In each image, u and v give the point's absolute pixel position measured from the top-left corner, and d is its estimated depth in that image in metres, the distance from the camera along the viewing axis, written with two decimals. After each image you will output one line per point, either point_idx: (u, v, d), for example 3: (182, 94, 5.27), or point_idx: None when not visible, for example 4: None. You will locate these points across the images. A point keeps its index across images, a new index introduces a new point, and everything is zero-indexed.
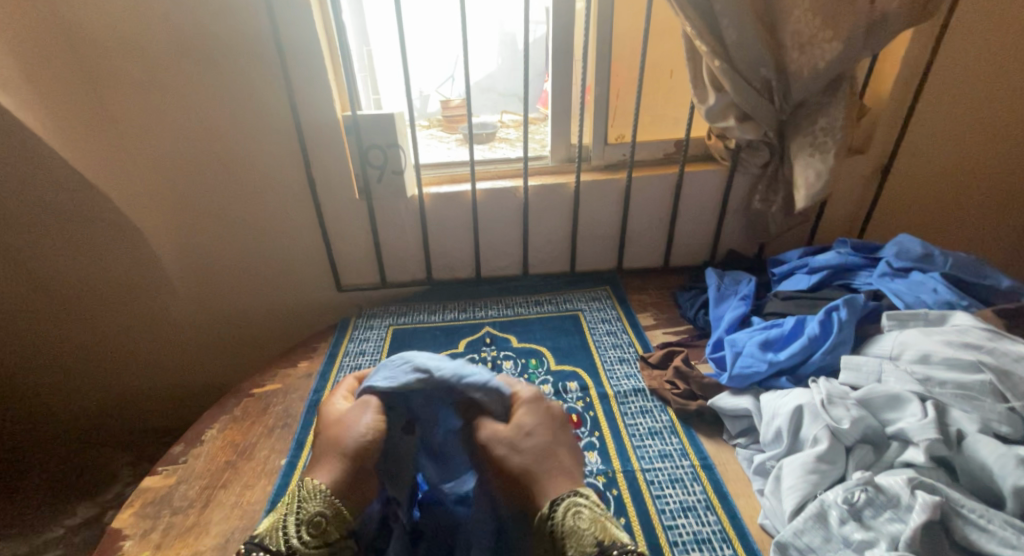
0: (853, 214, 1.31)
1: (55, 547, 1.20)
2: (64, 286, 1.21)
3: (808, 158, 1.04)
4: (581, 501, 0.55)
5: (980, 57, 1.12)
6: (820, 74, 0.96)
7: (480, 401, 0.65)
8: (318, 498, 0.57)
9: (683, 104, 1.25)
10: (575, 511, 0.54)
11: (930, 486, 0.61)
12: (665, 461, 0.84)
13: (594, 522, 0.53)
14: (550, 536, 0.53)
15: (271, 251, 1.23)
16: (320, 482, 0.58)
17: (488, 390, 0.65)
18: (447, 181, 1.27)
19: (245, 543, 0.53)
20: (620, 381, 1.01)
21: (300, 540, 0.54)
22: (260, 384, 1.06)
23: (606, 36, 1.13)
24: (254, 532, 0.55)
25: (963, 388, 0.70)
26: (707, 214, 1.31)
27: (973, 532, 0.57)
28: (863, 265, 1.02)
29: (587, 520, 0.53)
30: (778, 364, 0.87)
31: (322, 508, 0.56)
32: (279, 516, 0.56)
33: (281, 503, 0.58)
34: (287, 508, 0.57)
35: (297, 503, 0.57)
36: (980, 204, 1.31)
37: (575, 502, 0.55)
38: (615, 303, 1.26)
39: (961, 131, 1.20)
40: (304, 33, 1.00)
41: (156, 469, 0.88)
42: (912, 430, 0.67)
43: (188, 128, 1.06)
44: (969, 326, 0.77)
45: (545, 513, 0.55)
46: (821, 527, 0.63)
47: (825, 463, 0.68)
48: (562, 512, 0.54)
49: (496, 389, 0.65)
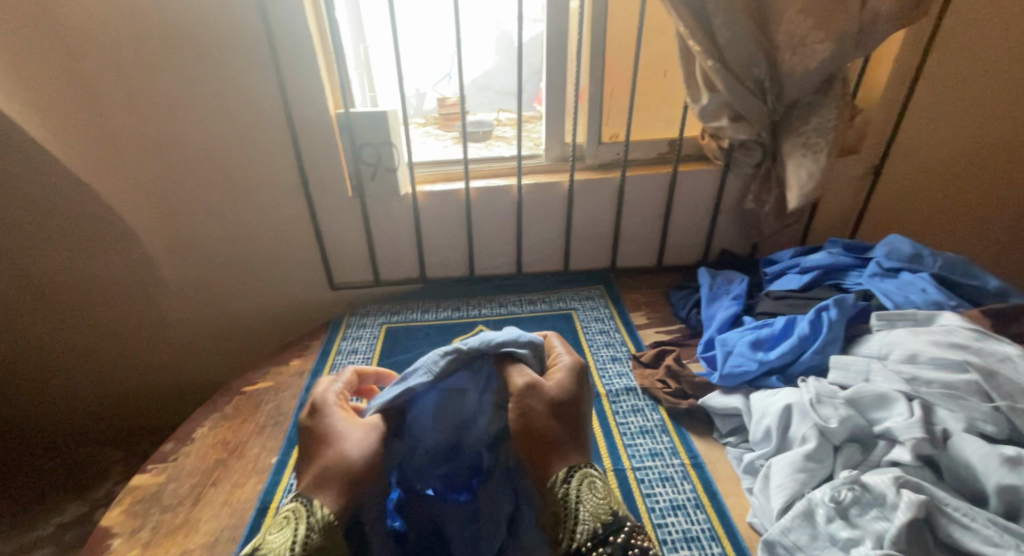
0: (846, 214, 1.32)
1: (44, 545, 1.20)
2: (54, 282, 1.20)
3: (800, 158, 1.04)
4: (594, 473, 0.59)
5: (971, 59, 1.12)
6: (813, 74, 0.97)
7: (520, 353, 0.66)
8: (324, 530, 0.52)
9: (677, 104, 1.26)
10: (589, 482, 0.57)
11: (915, 485, 0.62)
12: (655, 459, 0.84)
13: (607, 494, 0.57)
14: (562, 498, 0.56)
15: (264, 249, 1.22)
16: (326, 511, 0.54)
17: (524, 343, 0.67)
18: (441, 179, 1.27)
19: None
20: (612, 380, 1.01)
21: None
22: (252, 382, 1.05)
23: (601, 35, 1.13)
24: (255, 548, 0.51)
25: (950, 388, 0.71)
26: (701, 213, 1.31)
27: (957, 531, 0.58)
28: (854, 265, 1.03)
29: (600, 492, 0.57)
30: (769, 363, 0.87)
31: (325, 542, 0.52)
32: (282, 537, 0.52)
33: (286, 519, 0.53)
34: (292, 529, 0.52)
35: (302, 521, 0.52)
36: (971, 205, 1.32)
37: (587, 474, 0.58)
38: (608, 302, 1.26)
39: (953, 132, 1.21)
40: (296, 30, 1.00)
41: (145, 467, 0.87)
42: (898, 429, 0.67)
43: (179, 125, 1.05)
44: (956, 326, 0.78)
45: (560, 477, 0.57)
46: (808, 525, 0.63)
47: (813, 462, 0.69)
48: (577, 482, 0.57)
49: (530, 342, 0.68)
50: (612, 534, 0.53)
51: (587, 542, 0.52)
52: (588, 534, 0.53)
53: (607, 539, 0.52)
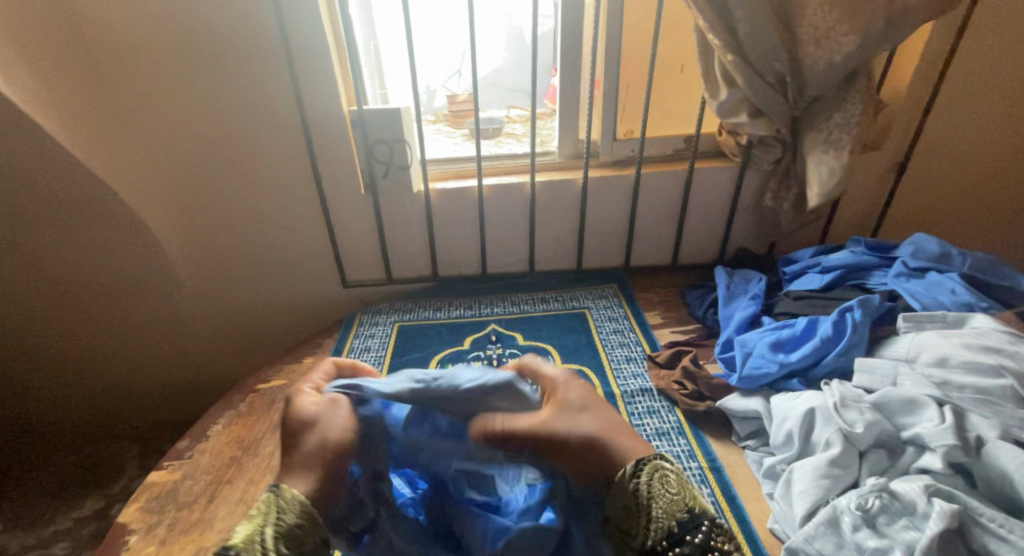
0: (867, 212, 1.29)
1: (63, 539, 1.23)
2: (72, 280, 1.21)
3: (822, 154, 1.02)
4: (665, 463, 0.51)
5: (1001, 51, 1.08)
6: (836, 68, 0.94)
7: (490, 400, 0.55)
8: (300, 510, 0.48)
9: (693, 99, 1.23)
10: (663, 475, 0.49)
11: (947, 494, 0.60)
12: (672, 462, 0.83)
13: (682, 487, 0.50)
14: (633, 497, 0.49)
15: (277, 246, 1.22)
16: (299, 492, 0.49)
17: (498, 388, 0.55)
18: (453, 177, 1.26)
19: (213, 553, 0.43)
20: (627, 381, 1.00)
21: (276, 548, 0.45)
22: (265, 380, 1.06)
23: (616, 29, 1.11)
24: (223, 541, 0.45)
25: (982, 393, 0.69)
26: (718, 211, 1.29)
27: (992, 542, 0.55)
28: (878, 265, 1.00)
29: (675, 485, 0.50)
30: (790, 366, 0.85)
31: (304, 521, 0.48)
32: (252, 526, 0.46)
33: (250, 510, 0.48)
34: (262, 517, 0.47)
35: (271, 512, 0.47)
36: (999, 203, 1.28)
37: (660, 465, 0.50)
38: (622, 302, 1.25)
39: (981, 127, 1.17)
40: (309, 27, 0.99)
41: (161, 464, 0.88)
42: (929, 435, 0.65)
43: (193, 122, 1.05)
44: (989, 328, 0.75)
45: (629, 472, 0.50)
46: (833, 533, 0.61)
47: (837, 468, 0.67)
48: (648, 476, 0.49)
49: (508, 385, 0.55)
50: (688, 534, 0.47)
51: (663, 542, 0.47)
52: (664, 535, 0.47)
53: (684, 540, 0.47)
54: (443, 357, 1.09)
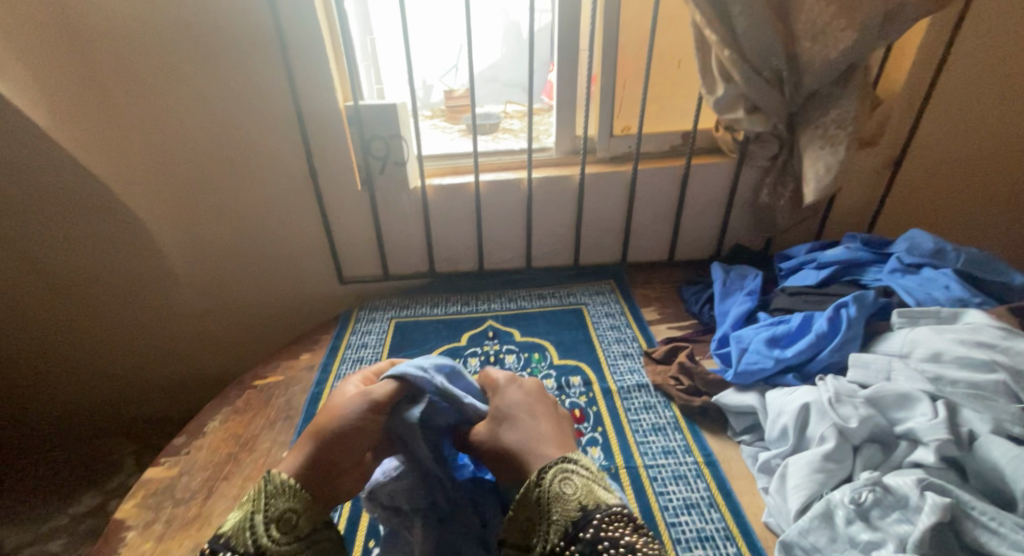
0: (863, 208, 1.29)
1: (59, 536, 1.21)
2: (66, 275, 1.21)
3: (818, 151, 1.02)
4: (569, 467, 0.57)
5: (996, 49, 1.09)
6: (833, 64, 0.94)
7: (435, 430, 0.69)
8: (288, 494, 0.56)
9: (690, 95, 1.23)
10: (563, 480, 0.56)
11: (940, 487, 0.60)
12: (668, 457, 0.83)
13: (581, 486, 0.55)
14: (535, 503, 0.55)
15: (273, 243, 1.22)
16: (287, 475, 0.58)
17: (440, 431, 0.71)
18: (450, 173, 1.25)
19: (212, 544, 0.51)
20: (623, 377, 1.00)
21: (269, 538, 0.53)
22: (262, 376, 1.05)
23: (613, 24, 1.10)
24: (220, 531, 0.53)
25: (976, 388, 0.69)
26: (714, 207, 1.29)
27: (983, 535, 0.56)
28: (873, 261, 1.00)
29: (575, 486, 0.55)
30: (785, 361, 0.86)
31: (292, 503, 0.56)
32: (245, 514, 0.54)
33: (244, 500, 0.56)
34: (253, 505, 0.55)
35: (264, 499, 0.55)
36: (992, 200, 1.29)
37: (562, 470, 0.57)
38: (620, 297, 1.25)
39: (976, 124, 1.18)
40: (305, 23, 0.99)
41: (158, 460, 0.87)
42: (922, 430, 0.66)
43: (187, 116, 1.04)
44: (983, 324, 0.76)
45: (532, 480, 0.56)
46: (826, 526, 0.62)
47: (832, 462, 0.67)
48: (550, 482, 0.56)
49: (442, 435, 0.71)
50: (581, 530, 0.51)
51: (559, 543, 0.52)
52: (560, 533, 0.52)
53: (578, 537, 0.51)
54: (441, 353, 1.09)
